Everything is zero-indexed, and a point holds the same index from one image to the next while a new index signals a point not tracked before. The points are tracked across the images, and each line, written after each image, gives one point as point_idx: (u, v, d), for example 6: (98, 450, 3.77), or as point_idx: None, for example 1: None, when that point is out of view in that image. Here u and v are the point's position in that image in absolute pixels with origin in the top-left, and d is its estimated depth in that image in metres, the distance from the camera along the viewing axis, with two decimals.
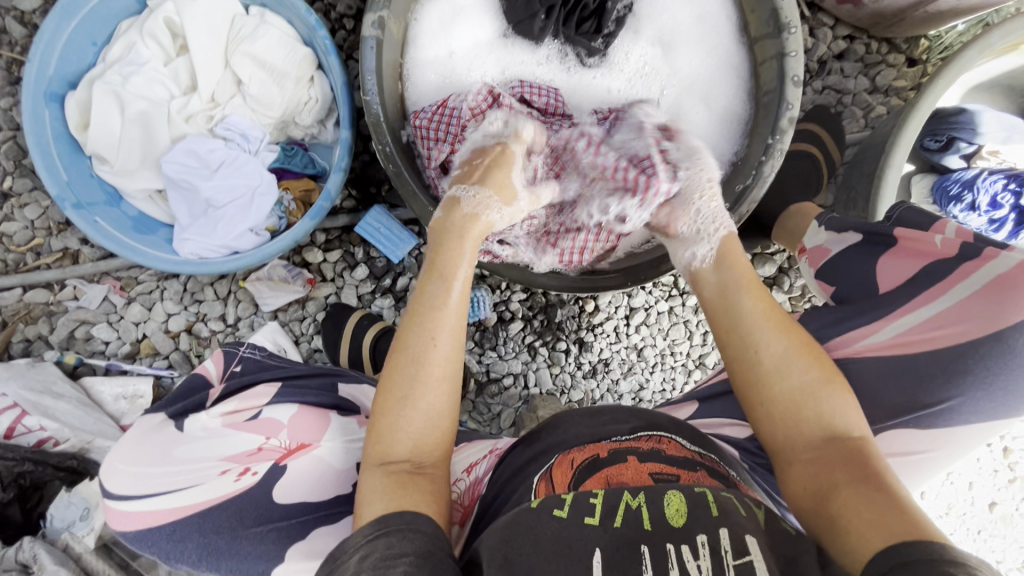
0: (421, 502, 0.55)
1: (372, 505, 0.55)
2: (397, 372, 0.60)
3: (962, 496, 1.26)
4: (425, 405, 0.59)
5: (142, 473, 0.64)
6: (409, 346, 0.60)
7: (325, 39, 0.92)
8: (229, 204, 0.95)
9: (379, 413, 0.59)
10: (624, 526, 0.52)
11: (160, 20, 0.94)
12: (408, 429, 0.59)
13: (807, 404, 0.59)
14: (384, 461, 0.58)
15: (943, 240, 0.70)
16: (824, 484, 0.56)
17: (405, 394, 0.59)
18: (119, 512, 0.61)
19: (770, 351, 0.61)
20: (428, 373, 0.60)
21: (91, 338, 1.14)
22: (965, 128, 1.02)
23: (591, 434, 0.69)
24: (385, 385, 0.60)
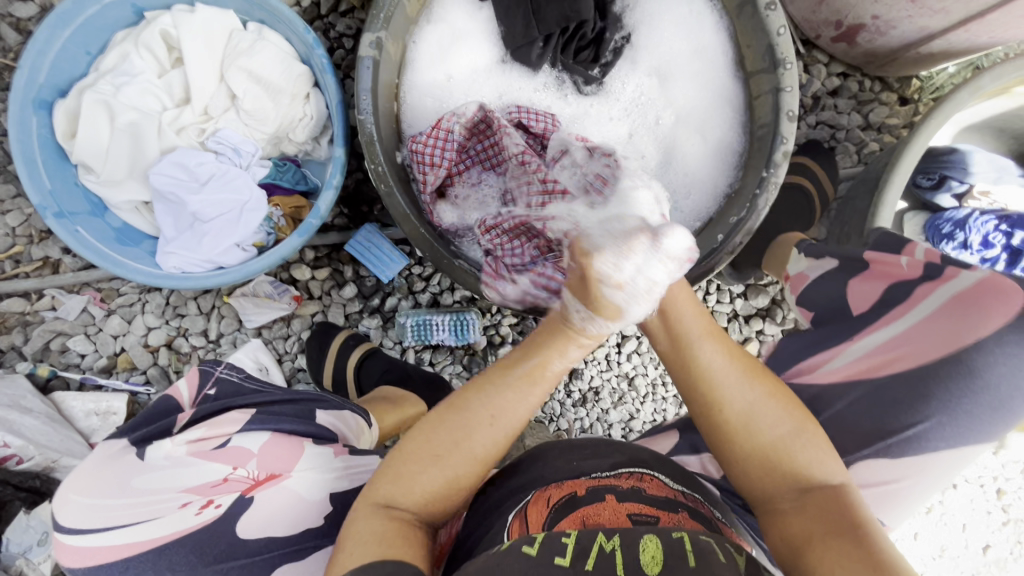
0: (412, 556, 0.52)
1: (353, 547, 0.52)
2: (445, 424, 0.58)
3: (955, 538, 1.24)
4: (451, 470, 0.57)
5: (94, 504, 0.56)
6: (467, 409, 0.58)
7: (322, 58, 0.91)
8: (216, 218, 0.93)
9: (406, 459, 0.57)
10: (595, 569, 0.49)
11: (156, 32, 0.93)
12: (423, 483, 0.56)
13: (767, 437, 0.59)
14: (386, 505, 0.56)
15: (909, 262, 0.73)
16: (800, 534, 0.55)
17: (440, 452, 0.57)
18: (70, 547, 0.55)
19: (719, 380, 0.60)
20: (476, 442, 0.57)
21: (66, 351, 1.11)
22: (957, 167, 1.03)
23: (570, 470, 0.67)
24: (424, 435, 0.58)
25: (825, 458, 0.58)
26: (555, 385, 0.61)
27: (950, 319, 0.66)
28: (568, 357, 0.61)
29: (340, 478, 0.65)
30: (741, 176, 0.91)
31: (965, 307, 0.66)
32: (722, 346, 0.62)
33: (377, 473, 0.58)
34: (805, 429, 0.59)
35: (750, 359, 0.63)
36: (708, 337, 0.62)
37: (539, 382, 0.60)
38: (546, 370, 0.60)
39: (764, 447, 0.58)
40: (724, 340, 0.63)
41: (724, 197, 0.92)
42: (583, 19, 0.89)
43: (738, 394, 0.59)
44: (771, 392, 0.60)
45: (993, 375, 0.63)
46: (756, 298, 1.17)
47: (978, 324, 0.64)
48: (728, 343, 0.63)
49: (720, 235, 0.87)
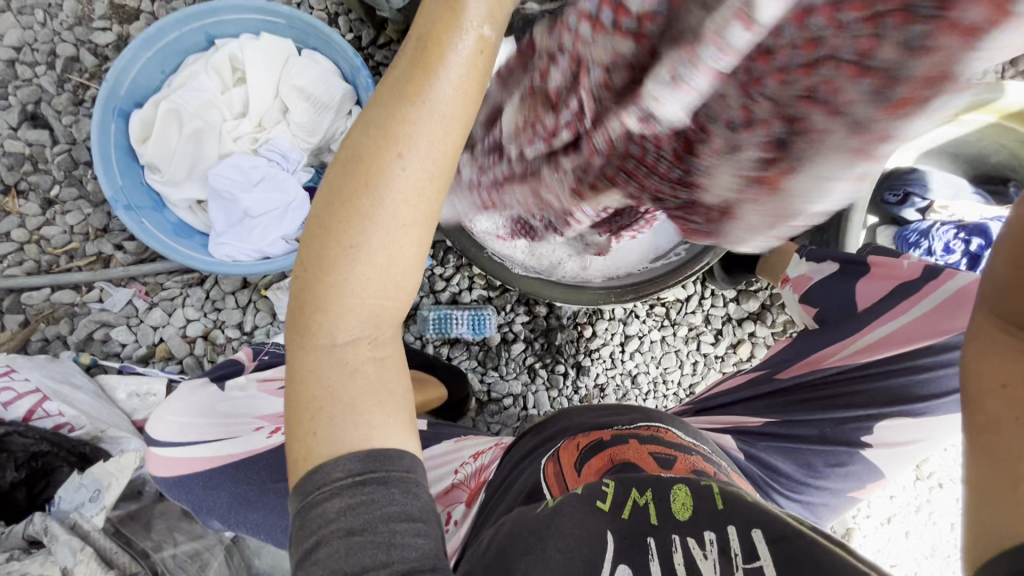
0: (388, 422, 0.48)
1: (333, 423, 0.46)
2: (341, 209, 0.44)
3: (945, 537, 1.29)
4: (384, 266, 0.45)
5: (186, 422, 0.65)
6: (362, 188, 0.43)
7: (367, 78, 1.06)
8: (266, 214, 1.05)
9: (323, 266, 0.46)
10: (631, 518, 0.54)
11: (224, 55, 1.08)
12: (363, 287, 0.45)
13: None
14: (326, 342, 0.47)
15: (909, 264, 0.85)
16: (1016, 404, 0.46)
17: (351, 243, 0.44)
18: (165, 457, 0.64)
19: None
20: (385, 213, 0.44)
21: (108, 340, 1.19)
22: (918, 184, 1.16)
23: (593, 423, 0.74)
24: (327, 232, 0.45)
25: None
26: (460, 97, 0.44)
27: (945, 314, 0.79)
28: (455, 63, 0.43)
29: None
30: None
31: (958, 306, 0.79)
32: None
33: (303, 303, 0.47)
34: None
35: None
36: None
37: (421, 106, 0.43)
38: (432, 79, 0.43)
39: None
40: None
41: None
42: None
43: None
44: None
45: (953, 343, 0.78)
46: (747, 302, 1.28)
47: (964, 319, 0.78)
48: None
49: None
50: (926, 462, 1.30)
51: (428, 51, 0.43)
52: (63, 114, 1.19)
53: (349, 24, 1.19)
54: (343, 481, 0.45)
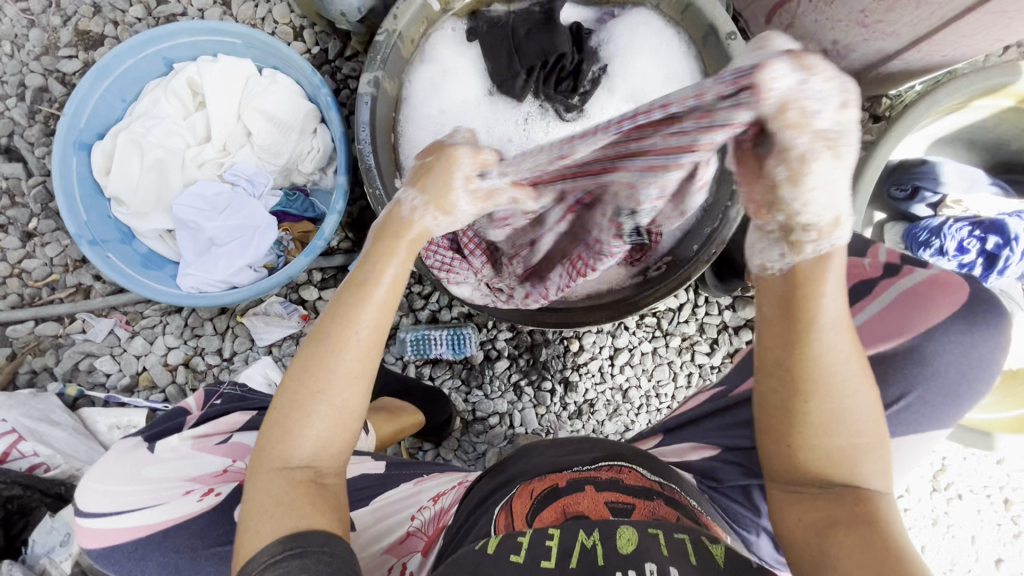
0: (322, 517, 0.55)
1: (265, 525, 0.53)
2: (302, 372, 0.57)
3: (965, 551, 1.21)
4: (339, 405, 0.57)
5: (113, 492, 0.66)
6: (317, 352, 0.57)
7: (327, 96, 1.01)
8: (231, 242, 1.03)
9: (281, 415, 0.57)
10: (578, 566, 0.53)
11: (183, 80, 1.05)
12: (314, 430, 0.56)
13: (846, 436, 0.56)
14: (283, 465, 0.56)
15: (872, 262, 0.80)
16: (822, 522, 0.55)
17: (313, 395, 0.56)
18: (93, 530, 0.65)
19: (831, 371, 0.54)
20: (336, 375, 0.57)
21: (93, 370, 1.18)
22: (928, 178, 1.07)
23: (552, 463, 0.70)
24: (295, 385, 0.57)
25: (881, 474, 0.57)
26: (395, 290, 0.60)
27: (907, 310, 0.73)
28: (390, 271, 0.60)
29: None
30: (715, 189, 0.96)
31: (919, 301, 0.73)
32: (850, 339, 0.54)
33: (262, 437, 0.58)
34: (879, 440, 0.57)
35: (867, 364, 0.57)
36: (842, 329, 0.53)
37: (366, 305, 0.58)
38: (372, 288, 0.59)
39: (824, 443, 0.56)
40: (853, 334, 0.54)
41: (694, 224, 0.96)
42: (561, 53, 0.96)
43: (848, 396, 0.55)
44: (873, 404, 0.56)
45: (952, 368, 0.71)
46: (744, 309, 1.21)
47: (929, 314, 0.72)
48: (855, 337, 0.54)
49: (696, 245, 0.95)
50: (943, 473, 1.21)
51: (373, 264, 0.60)
52: (36, 146, 1.19)
53: (315, 36, 1.15)
54: (263, 564, 0.50)
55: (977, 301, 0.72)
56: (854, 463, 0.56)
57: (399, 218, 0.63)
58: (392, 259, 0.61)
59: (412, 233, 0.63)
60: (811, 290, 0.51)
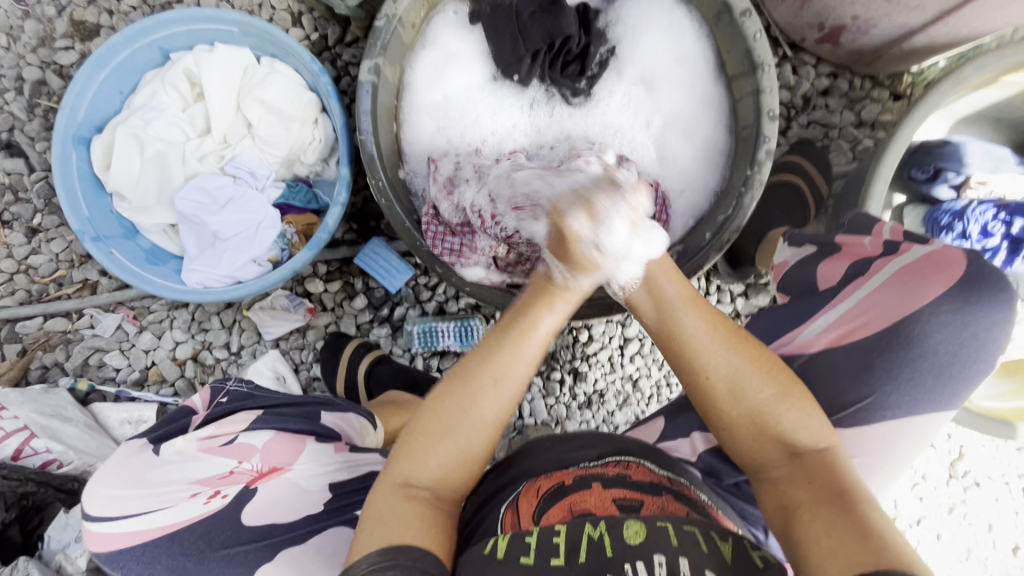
0: (427, 536, 0.56)
1: (377, 532, 0.55)
2: (451, 399, 0.62)
3: (981, 539, 1.19)
4: (464, 443, 0.61)
5: (116, 496, 0.65)
6: (454, 389, 0.62)
7: (327, 85, 0.99)
8: (235, 236, 1.01)
9: (417, 435, 0.61)
10: (586, 560, 0.50)
11: (180, 71, 1.03)
12: (438, 458, 0.61)
13: (749, 402, 0.61)
14: (406, 483, 0.60)
15: (872, 241, 0.77)
16: (787, 506, 0.56)
17: (449, 424, 0.61)
18: (97, 534, 0.64)
19: (699, 348, 0.62)
20: (476, 412, 0.61)
21: (103, 365, 1.18)
22: (952, 159, 1.03)
23: (559, 461, 0.67)
24: (431, 412, 0.62)
25: (819, 431, 0.60)
26: (544, 344, 0.66)
27: (902, 288, 0.70)
28: (544, 321, 0.66)
29: (337, 470, 0.75)
30: (728, 175, 0.93)
31: (913, 278, 0.70)
32: (703, 316, 0.64)
33: (394, 452, 0.62)
34: (790, 395, 0.61)
35: (737, 329, 0.64)
36: (690, 308, 0.65)
37: (523, 346, 0.63)
38: (529, 333, 0.64)
39: (744, 416, 0.61)
40: (705, 311, 0.65)
41: (703, 213, 0.96)
42: (567, 35, 0.93)
43: (722, 362, 0.61)
44: (755, 359, 0.62)
45: (977, 359, 0.69)
46: (757, 296, 1.18)
47: (924, 290, 0.69)
48: (711, 316, 0.65)
49: (707, 235, 0.90)
50: (960, 461, 1.19)
51: (524, 316, 0.65)
52: (36, 141, 1.18)
53: (314, 22, 1.11)
54: (365, 571, 0.52)
55: (978, 277, 0.68)
56: (774, 425, 0.60)
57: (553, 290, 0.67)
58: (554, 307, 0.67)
59: (569, 295, 0.68)
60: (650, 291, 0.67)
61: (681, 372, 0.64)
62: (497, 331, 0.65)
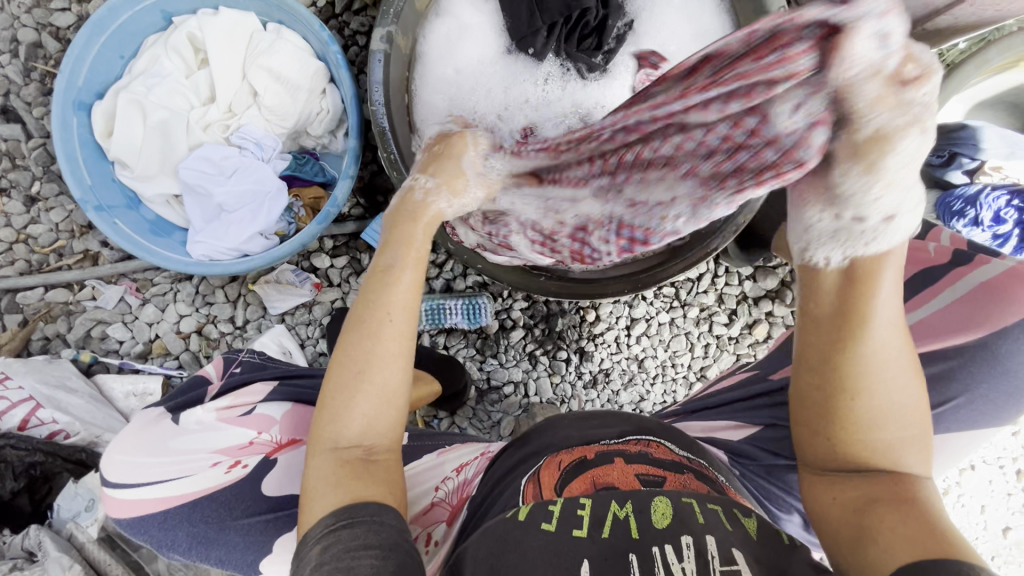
0: (379, 489, 0.55)
1: (325, 498, 0.54)
2: (346, 347, 0.58)
3: (974, 520, 1.22)
4: (381, 382, 0.57)
5: (139, 463, 0.67)
6: (354, 332, 0.58)
7: (336, 54, 0.96)
8: (242, 208, 0.99)
9: (330, 394, 0.58)
10: (611, 536, 0.51)
11: (184, 35, 1.00)
12: (360, 409, 0.57)
13: (882, 408, 0.57)
14: (336, 444, 0.57)
15: (937, 247, 0.83)
16: (861, 499, 0.55)
17: (360, 368, 0.57)
18: (120, 500, 0.66)
19: (884, 341, 0.56)
20: (376, 352, 0.58)
21: (106, 337, 1.16)
22: (967, 144, 1.02)
23: (580, 437, 0.68)
24: (340, 363, 0.58)
25: (919, 454, 0.58)
26: (421, 269, 0.63)
27: (979, 302, 0.73)
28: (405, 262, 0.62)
29: None
30: None
31: (991, 293, 0.72)
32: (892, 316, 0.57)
33: (316, 418, 0.59)
34: (914, 422, 0.58)
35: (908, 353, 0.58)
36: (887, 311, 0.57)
37: (396, 277, 0.61)
38: (398, 265, 0.62)
39: (875, 436, 0.57)
40: (902, 310, 0.58)
41: None
42: (585, 7, 0.90)
43: (895, 362, 0.56)
44: (908, 374, 0.57)
45: (991, 343, 0.69)
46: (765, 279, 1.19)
47: (1005, 306, 0.71)
48: (902, 319, 0.58)
49: None
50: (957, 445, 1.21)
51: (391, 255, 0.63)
52: (33, 106, 1.14)
53: None
54: (322, 532, 0.51)
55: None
56: (898, 457, 0.57)
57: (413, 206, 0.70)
58: (417, 232, 0.66)
59: (425, 221, 0.68)
60: (856, 266, 0.59)
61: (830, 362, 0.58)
62: (375, 271, 0.62)
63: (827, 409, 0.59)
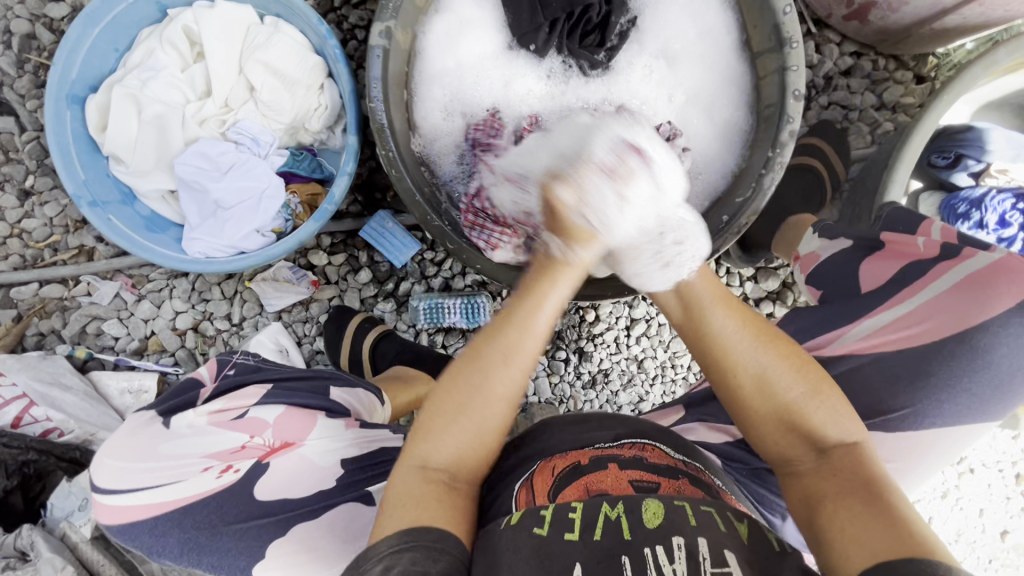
0: (448, 519, 0.54)
1: (397, 514, 0.54)
2: (459, 377, 0.58)
3: (972, 523, 1.22)
4: (481, 419, 0.58)
5: (127, 469, 0.66)
6: (475, 371, 0.58)
7: (334, 48, 0.94)
8: (238, 205, 0.98)
9: (432, 417, 0.58)
10: (603, 537, 0.51)
11: (179, 29, 0.99)
12: (452, 439, 0.58)
13: (778, 400, 0.59)
14: (423, 465, 0.57)
15: (925, 242, 0.76)
16: (811, 493, 0.56)
17: (463, 402, 0.58)
18: (110, 506, 0.65)
19: (729, 346, 0.61)
20: (486, 392, 0.58)
21: (101, 334, 1.15)
22: (974, 145, 1.01)
23: (574, 440, 0.66)
24: (445, 391, 0.59)
25: (846, 423, 0.58)
26: (556, 316, 0.62)
27: (968, 297, 0.70)
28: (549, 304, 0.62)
29: (349, 446, 0.76)
30: (748, 156, 0.91)
31: (979, 287, 0.69)
32: (733, 314, 0.63)
33: (411, 432, 0.60)
34: (820, 392, 0.59)
35: (770, 328, 0.63)
36: (719, 305, 0.64)
37: (535, 320, 0.60)
38: (538, 307, 0.61)
39: (782, 414, 0.59)
40: (739, 311, 0.63)
41: (719, 196, 0.94)
42: (587, 4, 0.89)
43: (751, 359, 0.60)
44: (785, 358, 0.60)
45: (996, 351, 0.68)
46: (766, 281, 1.16)
47: (992, 300, 0.68)
48: (746, 314, 0.63)
49: (725, 217, 0.88)
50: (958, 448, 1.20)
51: (531, 301, 0.61)
52: (26, 99, 1.12)
53: None
54: (385, 552, 0.50)
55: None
56: (807, 422, 0.59)
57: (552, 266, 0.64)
58: (562, 291, 0.63)
59: (572, 273, 0.64)
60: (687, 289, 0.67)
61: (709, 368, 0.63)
62: (507, 310, 0.61)
63: (731, 406, 0.62)
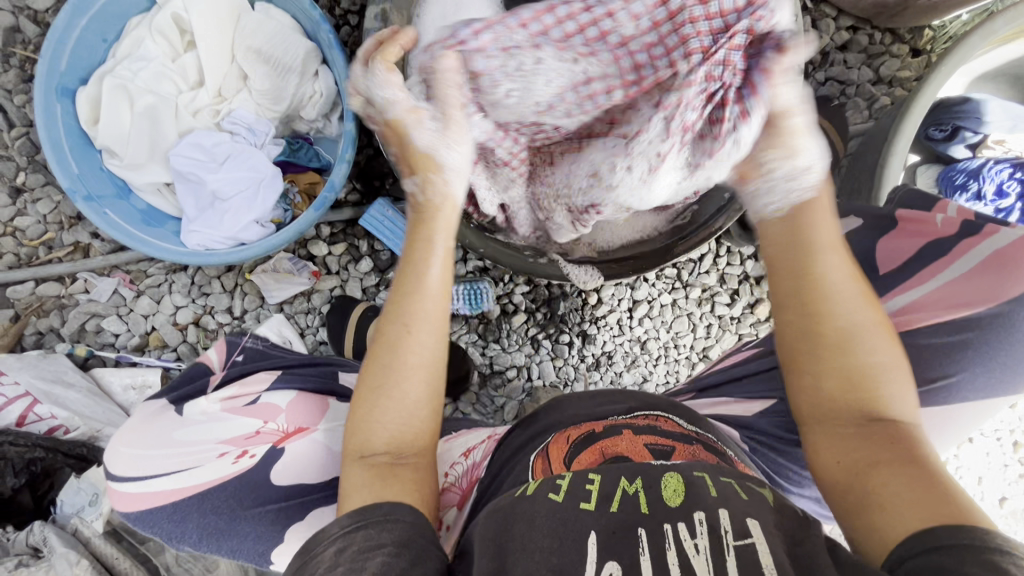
0: (401, 492, 0.56)
1: (359, 494, 0.55)
2: (376, 362, 0.61)
3: (972, 491, 1.24)
4: (401, 395, 0.60)
5: (140, 457, 0.68)
6: (376, 365, 0.61)
7: (328, 33, 0.93)
8: (234, 195, 0.97)
9: (359, 405, 0.61)
10: (620, 510, 0.51)
11: (168, 16, 0.97)
12: (385, 419, 0.60)
13: (862, 359, 0.56)
14: (363, 454, 0.59)
15: (944, 220, 0.78)
16: (861, 458, 0.53)
17: (379, 384, 0.60)
18: (125, 494, 0.67)
19: (834, 290, 0.58)
20: (403, 363, 0.61)
21: (101, 331, 1.14)
22: (971, 117, 1.01)
23: (588, 415, 0.67)
24: (363, 376, 0.62)
25: (904, 398, 0.56)
26: (447, 267, 0.66)
27: (988, 277, 0.71)
28: (431, 282, 0.64)
29: None
30: None
31: (999, 268, 0.70)
32: (846, 262, 0.59)
33: (347, 428, 0.62)
34: (898, 368, 0.57)
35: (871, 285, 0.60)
36: (834, 249, 0.60)
37: (423, 285, 0.63)
38: (423, 278, 0.64)
39: (857, 363, 0.56)
40: (849, 260, 0.60)
41: None
42: None
43: (854, 312, 0.57)
44: (883, 324, 0.58)
45: (1000, 318, 0.68)
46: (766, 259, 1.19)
47: (1013, 281, 0.69)
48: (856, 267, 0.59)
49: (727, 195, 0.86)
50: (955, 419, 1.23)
51: (409, 284, 0.63)
52: (14, 94, 1.10)
53: None
54: (338, 532, 0.50)
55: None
56: (873, 389, 0.56)
57: (422, 208, 0.69)
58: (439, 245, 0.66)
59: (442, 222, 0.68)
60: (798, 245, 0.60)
61: (801, 293, 0.59)
62: (398, 280, 0.65)
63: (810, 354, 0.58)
